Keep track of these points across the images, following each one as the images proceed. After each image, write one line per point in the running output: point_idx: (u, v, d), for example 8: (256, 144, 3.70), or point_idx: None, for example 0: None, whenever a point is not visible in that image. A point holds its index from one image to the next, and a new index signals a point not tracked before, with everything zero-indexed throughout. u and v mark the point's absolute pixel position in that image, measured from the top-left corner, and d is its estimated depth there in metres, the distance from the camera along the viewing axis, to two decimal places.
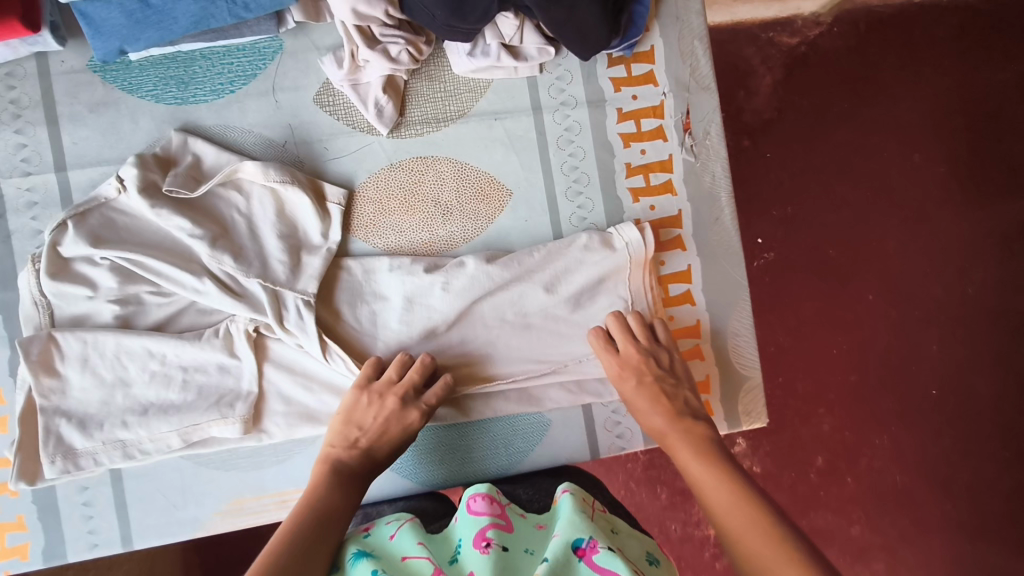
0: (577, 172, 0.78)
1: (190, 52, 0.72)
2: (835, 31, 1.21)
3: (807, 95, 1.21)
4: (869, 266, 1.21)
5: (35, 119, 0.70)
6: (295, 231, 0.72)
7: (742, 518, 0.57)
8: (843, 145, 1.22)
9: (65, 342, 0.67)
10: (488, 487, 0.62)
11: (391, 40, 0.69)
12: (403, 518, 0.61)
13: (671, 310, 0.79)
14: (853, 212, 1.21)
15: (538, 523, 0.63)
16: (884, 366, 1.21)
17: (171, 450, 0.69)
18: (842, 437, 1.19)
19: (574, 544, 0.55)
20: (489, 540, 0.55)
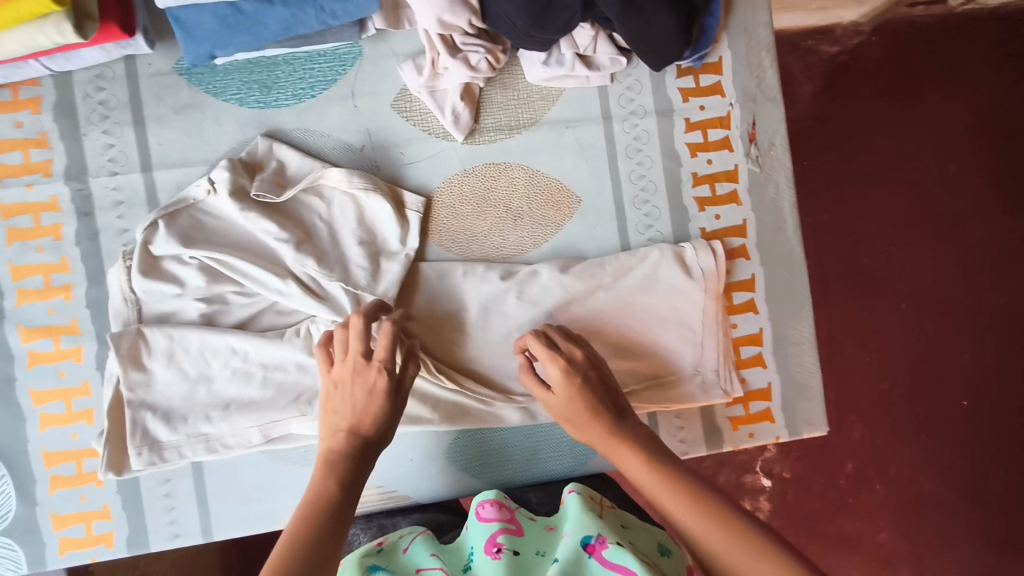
0: (644, 180, 0.79)
1: (274, 57, 0.73)
2: (875, 40, 1.19)
3: (847, 104, 1.20)
4: (905, 275, 1.21)
5: (122, 120, 0.71)
6: (374, 237, 0.74)
7: (686, 508, 0.49)
8: (878, 155, 1.21)
9: (152, 338, 0.69)
10: (494, 492, 0.59)
11: (472, 49, 0.71)
12: (415, 535, 0.61)
13: (734, 318, 0.81)
14: (888, 220, 1.22)
15: (550, 524, 0.59)
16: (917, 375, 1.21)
17: (251, 445, 0.71)
18: (873, 444, 1.20)
19: (582, 542, 0.51)
20: (499, 545, 0.53)
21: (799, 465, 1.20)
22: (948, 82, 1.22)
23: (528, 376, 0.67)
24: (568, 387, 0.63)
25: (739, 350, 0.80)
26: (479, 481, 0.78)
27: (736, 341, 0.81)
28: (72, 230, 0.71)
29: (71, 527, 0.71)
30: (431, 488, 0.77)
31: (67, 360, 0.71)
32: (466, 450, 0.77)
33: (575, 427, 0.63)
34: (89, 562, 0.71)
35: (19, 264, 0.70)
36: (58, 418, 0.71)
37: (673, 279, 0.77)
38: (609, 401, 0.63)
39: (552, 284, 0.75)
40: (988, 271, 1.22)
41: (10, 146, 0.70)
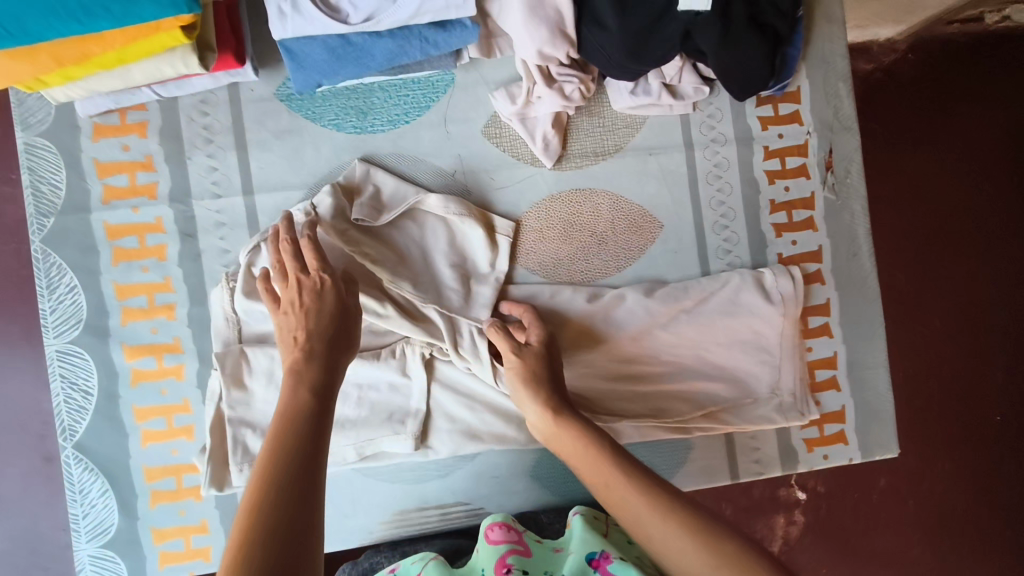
0: (724, 207, 0.81)
1: (370, 84, 0.75)
2: (912, 58, 1.09)
3: (881, 120, 1.10)
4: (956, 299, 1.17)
5: (226, 144, 0.74)
6: (464, 260, 0.76)
7: (646, 515, 0.55)
8: (917, 175, 1.10)
9: (253, 359, 0.71)
10: (503, 516, 0.67)
11: (566, 79, 0.73)
12: (426, 559, 0.64)
13: (810, 341, 0.82)
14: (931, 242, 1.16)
15: (556, 547, 0.65)
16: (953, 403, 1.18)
17: (346, 463, 0.73)
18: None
19: (588, 558, 0.59)
20: (509, 566, 0.60)
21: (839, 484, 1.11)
22: (993, 94, 1.10)
23: (504, 340, 0.70)
24: (531, 371, 0.69)
25: (814, 373, 0.82)
26: (562, 498, 0.79)
27: (811, 364, 0.82)
28: (175, 252, 0.73)
29: (170, 540, 0.73)
30: (515, 506, 0.78)
31: (169, 378, 0.73)
32: (550, 466, 0.79)
33: (523, 403, 0.68)
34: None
35: (124, 284, 0.73)
36: (160, 434, 0.73)
37: (753, 304, 0.78)
38: (560, 398, 0.68)
39: (638, 308, 0.77)
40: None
41: (118, 169, 0.72)
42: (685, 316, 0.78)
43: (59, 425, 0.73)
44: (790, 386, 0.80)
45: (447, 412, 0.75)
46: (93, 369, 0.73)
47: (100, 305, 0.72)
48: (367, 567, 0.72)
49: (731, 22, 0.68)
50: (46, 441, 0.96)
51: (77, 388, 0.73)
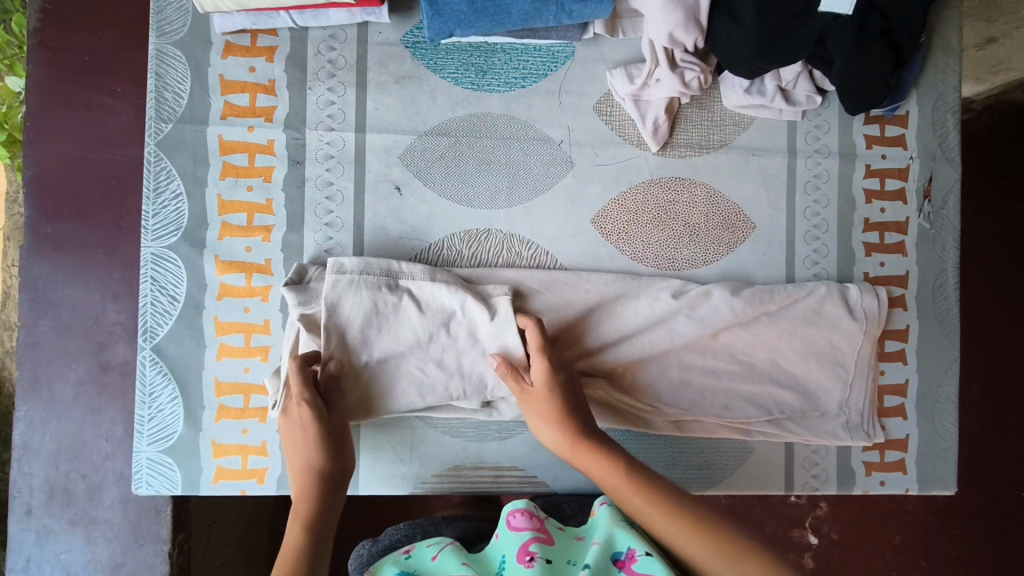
0: (818, 218, 0.81)
1: (493, 45, 0.77)
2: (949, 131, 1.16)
3: None
4: (997, 359, 1.18)
5: (347, 81, 0.76)
6: (488, 335, 0.71)
7: (688, 537, 0.53)
8: None
9: (328, 308, 0.67)
10: (525, 501, 0.61)
11: (689, 66, 0.74)
12: (444, 543, 0.60)
13: (885, 365, 0.81)
14: (978, 297, 1.18)
15: (578, 536, 0.61)
16: (974, 460, 1.18)
17: (412, 410, 0.71)
18: (925, 519, 1.19)
19: (614, 556, 0.53)
20: (533, 554, 0.55)
21: (849, 530, 1.19)
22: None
23: (512, 381, 0.67)
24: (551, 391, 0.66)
25: (883, 399, 0.81)
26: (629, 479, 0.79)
27: (883, 388, 0.81)
28: (281, 175, 0.74)
29: (228, 457, 0.73)
30: (569, 482, 0.78)
31: (254, 297, 0.74)
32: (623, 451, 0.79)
33: (545, 431, 0.65)
34: (239, 495, 0.73)
35: (228, 199, 0.74)
36: (236, 350, 0.74)
37: (837, 316, 0.77)
38: (583, 422, 0.64)
39: (723, 306, 0.75)
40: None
41: (242, 88, 0.74)
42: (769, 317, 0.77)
43: (140, 325, 0.73)
44: (863, 404, 0.79)
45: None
46: (183, 276, 0.74)
47: (201, 215, 0.74)
48: (387, 544, 0.73)
49: (864, 32, 0.69)
50: (106, 350, 0.90)
51: (164, 293, 0.73)
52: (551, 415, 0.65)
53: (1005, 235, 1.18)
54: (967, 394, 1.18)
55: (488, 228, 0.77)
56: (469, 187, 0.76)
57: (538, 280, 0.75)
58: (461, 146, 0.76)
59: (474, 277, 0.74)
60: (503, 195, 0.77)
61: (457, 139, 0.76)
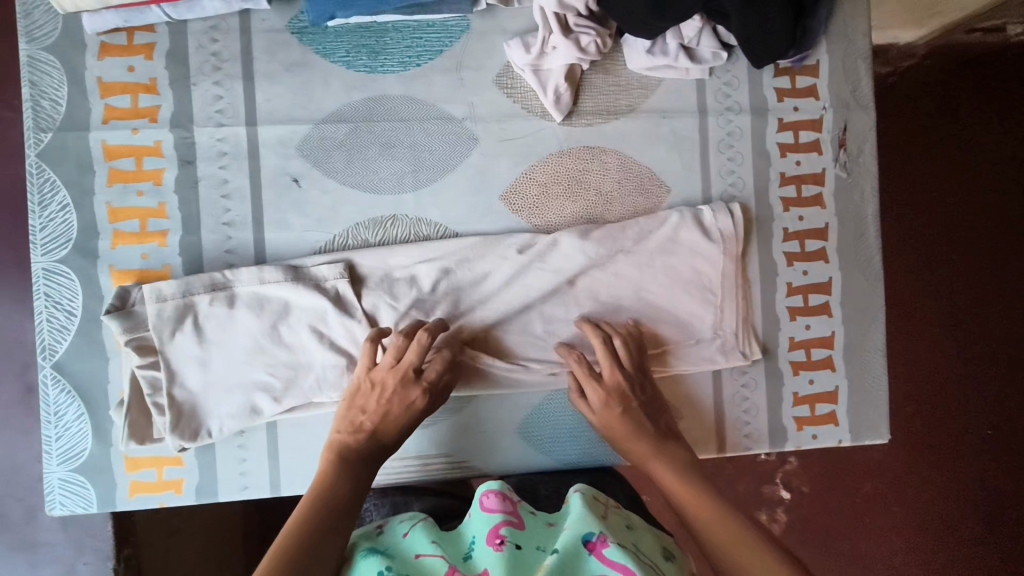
0: (734, 176, 0.80)
1: (384, 25, 0.74)
2: (926, 64, 1.19)
3: (894, 124, 1.21)
4: (942, 302, 1.22)
5: (233, 73, 0.73)
6: (325, 323, 0.73)
7: (717, 525, 0.56)
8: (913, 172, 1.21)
9: (156, 331, 0.69)
10: (499, 483, 0.59)
11: (584, 31, 0.72)
12: (415, 518, 0.59)
13: (808, 319, 0.81)
14: (926, 244, 1.22)
15: (549, 521, 0.59)
16: (948, 398, 1.22)
17: (268, 416, 0.72)
18: (893, 465, 1.21)
19: (585, 540, 0.52)
20: (503, 536, 0.52)
21: (818, 481, 1.21)
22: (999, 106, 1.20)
23: (591, 396, 0.71)
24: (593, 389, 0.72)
25: (810, 353, 0.81)
26: (549, 459, 0.78)
27: (808, 343, 0.81)
28: (173, 177, 0.72)
29: (143, 470, 0.73)
30: (499, 463, 0.77)
31: None
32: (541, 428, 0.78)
33: (625, 449, 0.70)
34: (156, 507, 0.73)
35: (119, 206, 0.72)
36: None
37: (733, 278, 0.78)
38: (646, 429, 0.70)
39: (606, 278, 0.76)
40: (1014, 306, 1.22)
41: (123, 90, 0.72)
42: (668, 276, 0.77)
43: (39, 343, 0.71)
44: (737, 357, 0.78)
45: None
46: (79, 290, 0.71)
47: (92, 225, 0.71)
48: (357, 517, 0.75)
49: None
50: (29, 371, 0.87)
51: (61, 308, 0.71)
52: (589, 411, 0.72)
53: (958, 175, 1.21)
54: (932, 333, 1.22)
55: (394, 214, 0.75)
56: (372, 174, 0.74)
57: (432, 259, 0.74)
58: (361, 133, 0.74)
59: (304, 262, 0.73)
60: (409, 178, 0.74)
61: (355, 126, 0.74)
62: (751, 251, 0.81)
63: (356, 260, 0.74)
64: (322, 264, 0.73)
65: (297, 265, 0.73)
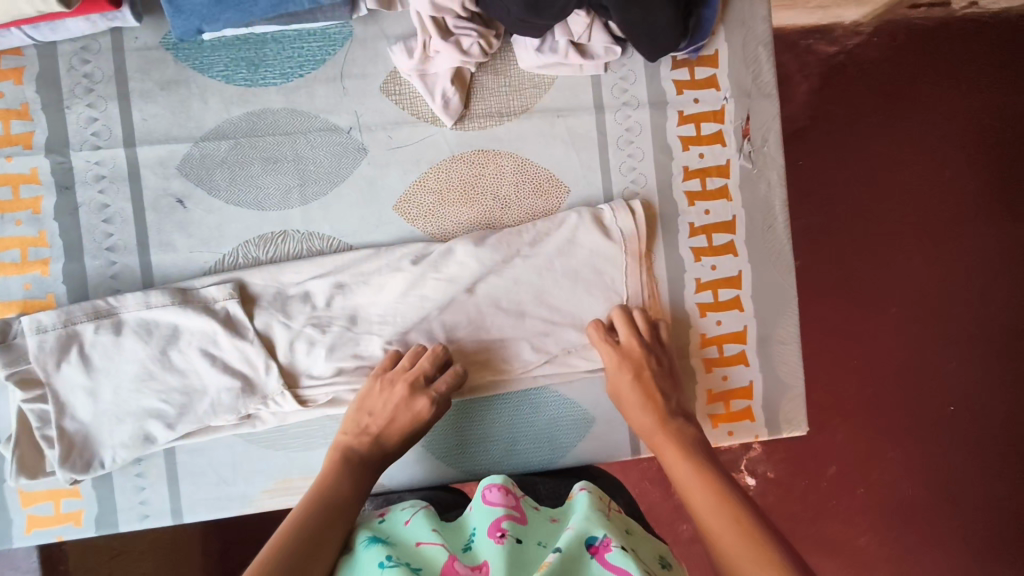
0: (634, 173, 0.78)
1: (262, 35, 0.72)
2: (874, 41, 1.20)
3: (842, 105, 1.20)
4: (896, 279, 1.21)
5: (107, 94, 0.71)
6: (216, 345, 0.71)
7: (716, 514, 0.57)
8: (858, 150, 1.21)
9: (38, 362, 0.68)
10: (504, 479, 0.61)
11: (464, 32, 0.69)
12: (417, 507, 0.61)
13: (719, 314, 0.80)
14: (881, 222, 1.21)
15: (551, 518, 0.61)
16: (904, 379, 1.21)
17: (165, 442, 0.71)
18: (859, 446, 1.20)
19: (587, 542, 0.53)
20: (504, 530, 0.54)
21: (783, 467, 1.20)
22: (947, 82, 1.21)
23: (613, 359, 0.73)
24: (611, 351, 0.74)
25: (721, 348, 0.80)
26: (452, 470, 0.77)
27: (719, 338, 0.80)
28: (51, 204, 0.71)
29: (39, 504, 0.71)
30: (410, 476, 0.77)
31: None
32: (440, 439, 0.77)
33: (633, 416, 0.72)
34: (54, 541, 0.71)
35: None
36: None
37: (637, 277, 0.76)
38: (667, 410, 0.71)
39: (507, 285, 0.74)
40: (966, 281, 1.22)
41: None
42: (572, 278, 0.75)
43: None
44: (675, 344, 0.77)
45: (310, 386, 0.72)
46: None
47: None
48: None
49: None
50: None
51: None
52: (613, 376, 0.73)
53: (907, 153, 1.21)
54: (886, 314, 1.21)
55: (283, 229, 0.73)
56: (258, 190, 0.73)
57: (326, 273, 0.73)
58: (243, 148, 0.72)
59: (194, 283, 0.72)
60: (296, 192, 0.73)
61: (237, 141, 0.72)
62: (656, 249, 0.79)
63: (247, 279, 0.72)
64: (211, 284, 0.71)
65: (186, 287, 0.71)
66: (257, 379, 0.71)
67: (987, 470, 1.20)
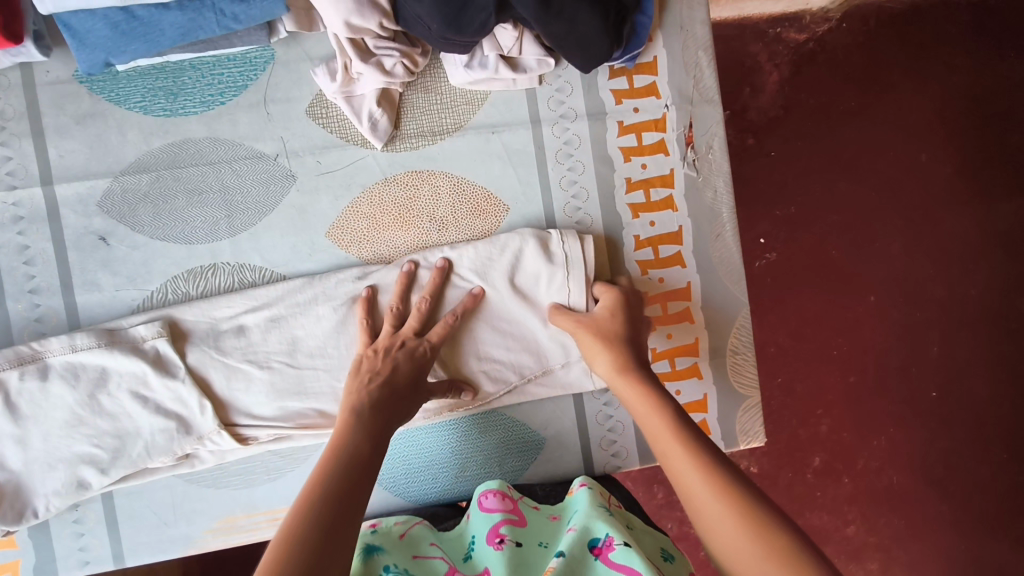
0: (576, 186, 0.76)
1: (179, 63, 0.70)
2: (844, 27, 1.17)
3: (815, 93, 1.18)
4: (870, 269, 1.19)
5: (20, 131, 0.69)
6: (147, 387, 0.68)
7: (680, 465, 0.54)
8: (827, 140, 1.19)
9: None
10: (498, 484, 0.65)
11: (385, 53, 0.68)
12: (411, 522, 0.66)
13: (669, 328, 0.78)
14: (855, 212, 1.19)
15: (551, 515, 0.64)
16: (881, 369, 1.19)
17: (100, 487, 0.68)
18: (840, 438, 1.18)
19: (590, 544, 0.54)
20: (503, 535, 0.57)
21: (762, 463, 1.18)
22: (919, 66, 1.19)
23: (564, 317, 0.70)
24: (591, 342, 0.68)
25: (673, 362, 0.78)
26: (404, 500, 0.75)
27: (670, 352, 0.78)
28: None
29: None
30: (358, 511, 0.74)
31: None
32: (386, 469, 0.74)
33: (597, 363, 0.68)
34: None
35: None
36: None
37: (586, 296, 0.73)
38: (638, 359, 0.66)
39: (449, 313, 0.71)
40: (940, 269, 1.20)
41: None
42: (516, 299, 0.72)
43: None
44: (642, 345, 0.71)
45: (250, 426, 0.69)
46: None
47: None
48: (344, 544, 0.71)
49: None
50: None
51: None
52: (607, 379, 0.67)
53: (881, 140, 1.19)
54: (861, 306, 1.19)
55: (213, 263, 0.71)
56: (183, 223, 0.70)
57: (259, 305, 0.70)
58: (165, 180, 0.70)
59: (121, 323, 0.69)
60: (224, 224, 0.71)
61: (158, 174, 0.70)
62: (604, 266, 0.76)
63: (177, 316, 0.69)
64: (140, 323, 0.69)
65: (113, 328, 0.69)
66: (192, 419, 0.68)
67: (967, 459, 1.19)
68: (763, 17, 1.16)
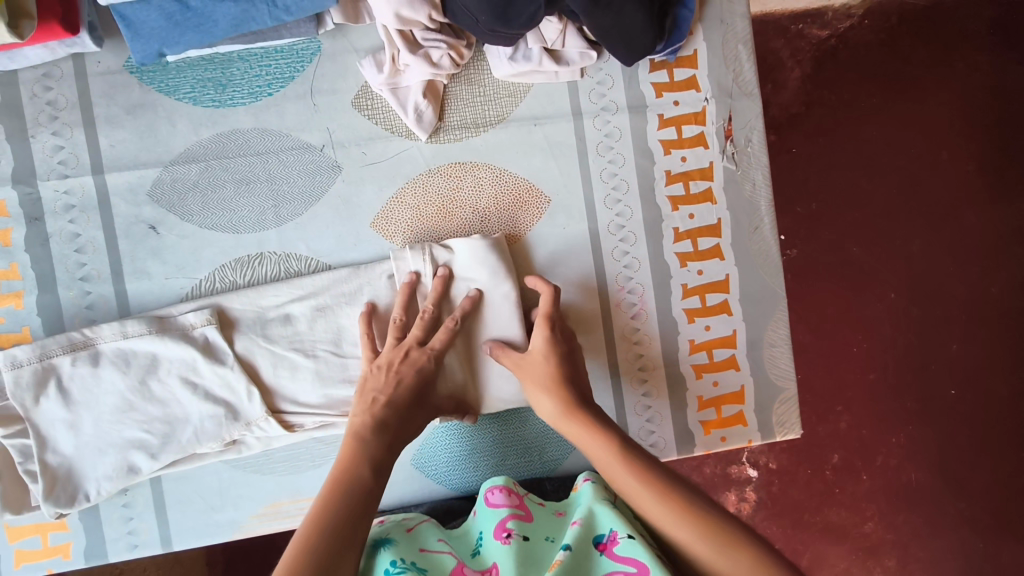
0: (616, 179, 0.77)
1: (227, 54, 0.71)
2: (866, 24, 1.17)
3: (836, 90, 1.18)
4: (893, 266, 1.19)
5: (72, 121, 0.70)
6: (195, 374, 0.68)
7: (648, 507, 0.53)
8: (853, 136, 1.19)
9: (15, 398, 0.65)
10: (505, 479, 0.64)
11: (433, 45, 0.68)
12: (420, 519, 0.65)
13: (707, 320, 0.78)
14: (879, 209, 1.19)
15: (558, 511, 0.63)
16: (904, 365, 1.19)
17: (150, 471, 0.69)
18: (863, 433, 1.19)
19: (595, 539, 0.54)
20: (510, 530, 0.57)
21: (787, 457, 1.18)
22: (944, 62, 1.19)
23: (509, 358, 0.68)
24: (529, 380, 0.66)
25: (711, 354, 0.78)
26: (445, 488, 0.76)
27: (708, 344, 0.78)
28: (22, 236, 0.70)
29: (27, 539, 0.71)
30: (398, 498, 0.75)
31: None
32: (430, 458, 0.75)
33: (539, 401, 0.65)
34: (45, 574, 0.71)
35: None
36: None
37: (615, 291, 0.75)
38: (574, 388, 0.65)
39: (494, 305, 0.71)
40: (966, 266, 1.20)
41: None
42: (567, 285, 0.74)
43: None
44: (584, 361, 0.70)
45: (295, 413, 0.70)
46: None
47: None
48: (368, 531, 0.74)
49: None
50: None
51: None
52: (547, 411, 0.65)
53: (906, 136, 1.19)
54: (886, 302, 1.19)
55: (259, 253, 0.72)
56: (230, 213, 0.71)
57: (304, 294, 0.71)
58: (214, 170, 0.71)
59: (170, 311, 0.70)
60: (270, 214, 0.72)
61: (207, 164, 0.71)
62: (641, 259, 0.77)
63: (225, 304, 0.70)
64: (189, 311, 0.69)
65: (163, 314, 0.70)
66: (240, 406, 0.69)
67: (991, 455, 1.19)
68: (787, 13, 1.16)
